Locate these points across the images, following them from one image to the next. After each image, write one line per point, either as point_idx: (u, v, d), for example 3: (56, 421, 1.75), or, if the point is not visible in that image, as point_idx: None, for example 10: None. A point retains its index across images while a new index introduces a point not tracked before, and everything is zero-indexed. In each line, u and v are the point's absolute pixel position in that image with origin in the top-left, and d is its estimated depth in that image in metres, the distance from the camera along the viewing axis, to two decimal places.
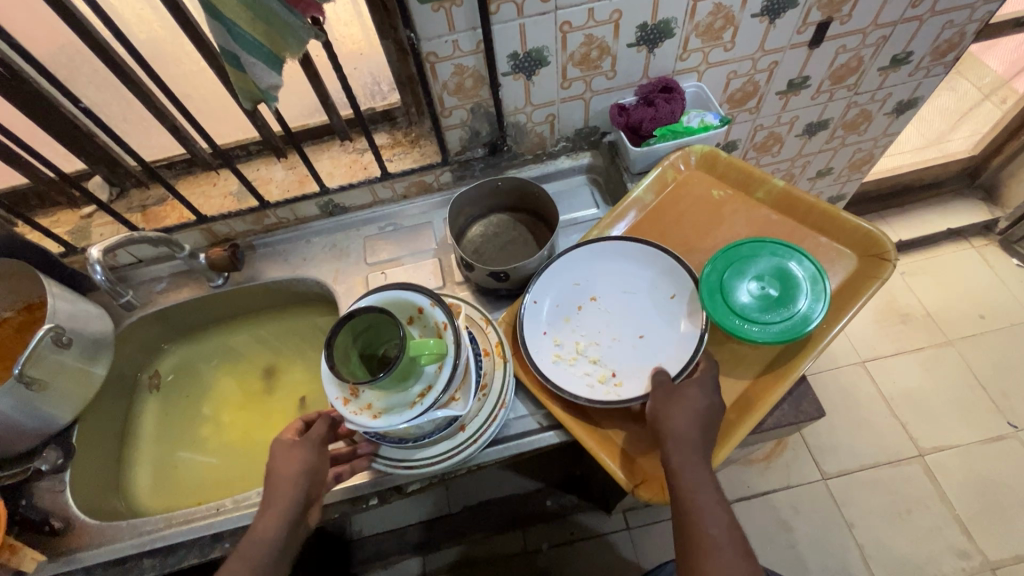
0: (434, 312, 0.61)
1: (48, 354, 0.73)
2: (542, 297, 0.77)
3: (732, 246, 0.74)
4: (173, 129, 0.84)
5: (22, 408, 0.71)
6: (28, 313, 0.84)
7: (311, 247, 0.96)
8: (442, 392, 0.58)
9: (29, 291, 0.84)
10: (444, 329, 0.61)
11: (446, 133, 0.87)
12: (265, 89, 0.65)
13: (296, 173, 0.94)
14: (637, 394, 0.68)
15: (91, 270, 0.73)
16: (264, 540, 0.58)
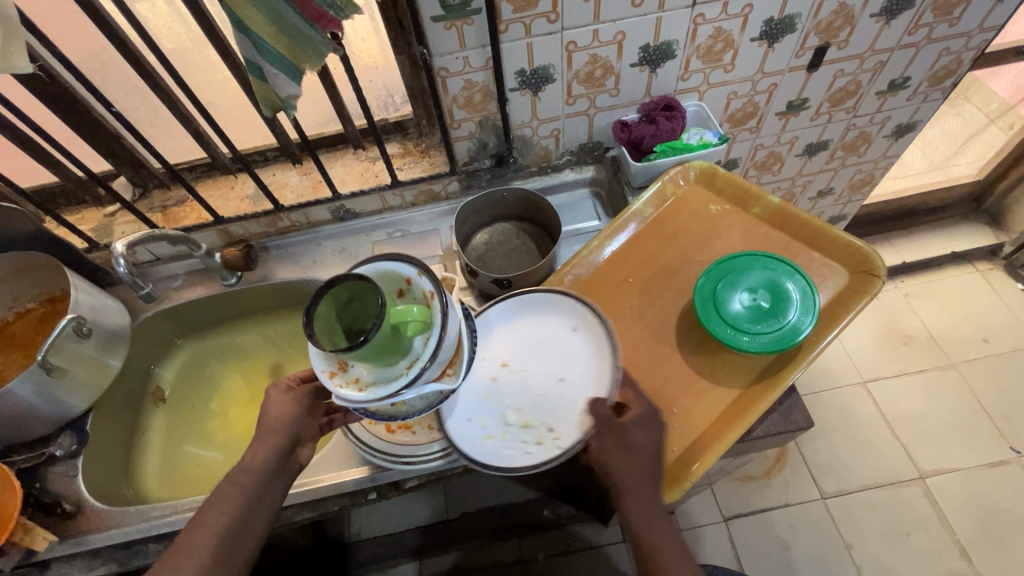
0: (422, 281, 0.56)
1: (68, 343, 0.76)
2: None
3: (726, 259, 0.76)
4: (196, 134, 0.89)
5: (41, 394, 0.74)
6: (49, 305, 0.90)
7: (321, 251, 0.99)
8: (427, 366, 0.54)
9: (48, 283, 0.89)
10: (433, 299, 0.56)
11: (454, 144, 0.91)
12: (285, 98, 0.69)
13: (310, 179, 0.98)
14: (580, 435, 0.65)
15: (115, 262, 0.78)
16: (253, 467, 0.61)
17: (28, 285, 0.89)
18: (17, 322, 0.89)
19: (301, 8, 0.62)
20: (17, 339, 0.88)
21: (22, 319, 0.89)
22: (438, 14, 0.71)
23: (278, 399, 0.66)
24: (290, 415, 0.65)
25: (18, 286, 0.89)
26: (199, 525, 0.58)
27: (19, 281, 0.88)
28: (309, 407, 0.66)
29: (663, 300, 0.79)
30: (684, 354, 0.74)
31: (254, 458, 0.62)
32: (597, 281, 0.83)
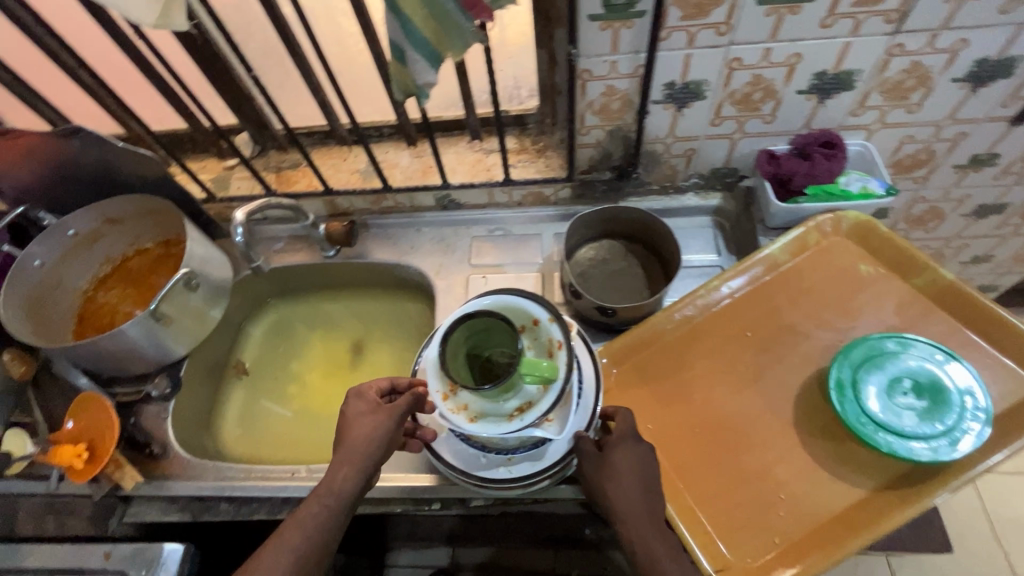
0: (552, 329, 0.61)
1: (179, 294, 0.79)
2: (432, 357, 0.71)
3: (889, 337, 0.66)
4: (322, 103, 0.88)
5: (147, 337, 0.78)
6: (168, 249, 0.96)
7: (420, 237, 0.97)
8: (541, 415, 0.59)
9: (168, 227, 0.95)
10: (557, 348, 0.60)
11: (577, 150, 0.85)
12: (421, 86, 0.65)
13: (421, 162, 0.96)
14: (533, 471, 0.65)
15: (234, 230, 0.80)
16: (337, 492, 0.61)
17: (149, 226, 0.95)
18: (135, 258, 0.96)
19: None
20: (134, 276, 0.95)
21: (140, 256, 0.96)
22: (598, 12, 0.64)
23: (363, 415, 0.63)
24: (376, 442, 0.62)
25: (139, 226, 0.94)
26: (281, 541, 0.59)
27: (141, 222, 0.94)
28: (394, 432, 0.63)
29: (786, 364, 0.70)
30: (803, 433, 0.65)
31: (338, 482, 0.61)
32: (710, 327, 0.75)
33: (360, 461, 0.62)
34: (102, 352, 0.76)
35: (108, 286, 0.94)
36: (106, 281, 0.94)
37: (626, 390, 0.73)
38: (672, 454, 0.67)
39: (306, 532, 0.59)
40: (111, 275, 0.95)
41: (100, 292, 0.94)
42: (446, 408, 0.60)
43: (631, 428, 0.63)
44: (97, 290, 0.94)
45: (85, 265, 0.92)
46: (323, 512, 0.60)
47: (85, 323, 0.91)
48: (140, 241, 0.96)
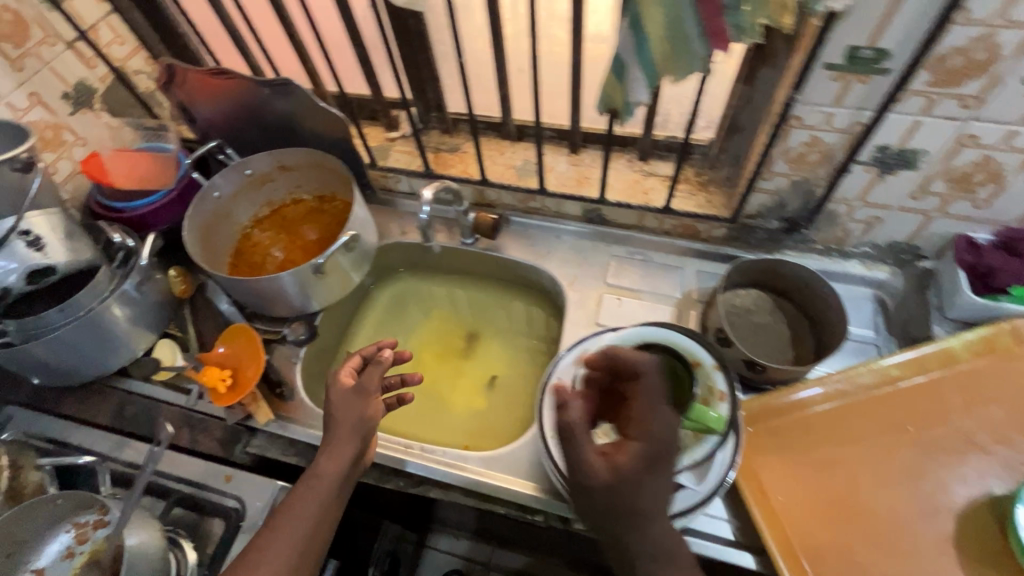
0: (717, 379, 0.60)
1: (338, 254, 0.83)
2: (565, 372, 0.73)
3: None
4: (502, 97, 0.89)
5: (300, 286, 0.82)
6: (324, 206, 1.01)
7: (558, 243, 0.96)
8: (693, 463, 0.57)
9: (327, 184, 0.99)
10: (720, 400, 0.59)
11: (751, 194, 0.81)
12: (631, 104, 0.65)
13: (577, 171, 0.95)
14: None
15: (419, 207, 0.81)
16: (327, 478, 0.62)
17: (309, 178, 0.99)
18: (292, 207, 1.01)
19: (704, 21, 0.56)
20: (287, 222, 1.00)
21: (297, 206, 1.01)
22: (837, 62, 0.61)
23: (344, 400, 0.66)
24: (354, 419, 0.65)
25: (302, 178, 0.99)
26: (273, 535, 0.60)
27: (306, 175, 0.98)
28: (369, 405, 0.66)
29: (950, 471, 0.65)
30: (959, 551, 0.60)
31: (323, 470, 0.63)
32: (864, 410, 0.70)
33: (348, 439, 0.64)
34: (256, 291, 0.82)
35: (264, 227, 1.00)
36: (263, 222, 1.00)
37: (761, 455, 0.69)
38: (805, 538, 0.63)
39: (303, 520, 0.61)
40: (268, 218, 1.01)
41: (256, 231, 1.00)
42: (592, 430, 0.61)
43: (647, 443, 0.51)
44: (254, 229, 1.00)
45: (249, 205, 0.99)
46: (317, 499, 0.62)
47: (240, 259, 0.98)
48: (298, 191, 1.01)
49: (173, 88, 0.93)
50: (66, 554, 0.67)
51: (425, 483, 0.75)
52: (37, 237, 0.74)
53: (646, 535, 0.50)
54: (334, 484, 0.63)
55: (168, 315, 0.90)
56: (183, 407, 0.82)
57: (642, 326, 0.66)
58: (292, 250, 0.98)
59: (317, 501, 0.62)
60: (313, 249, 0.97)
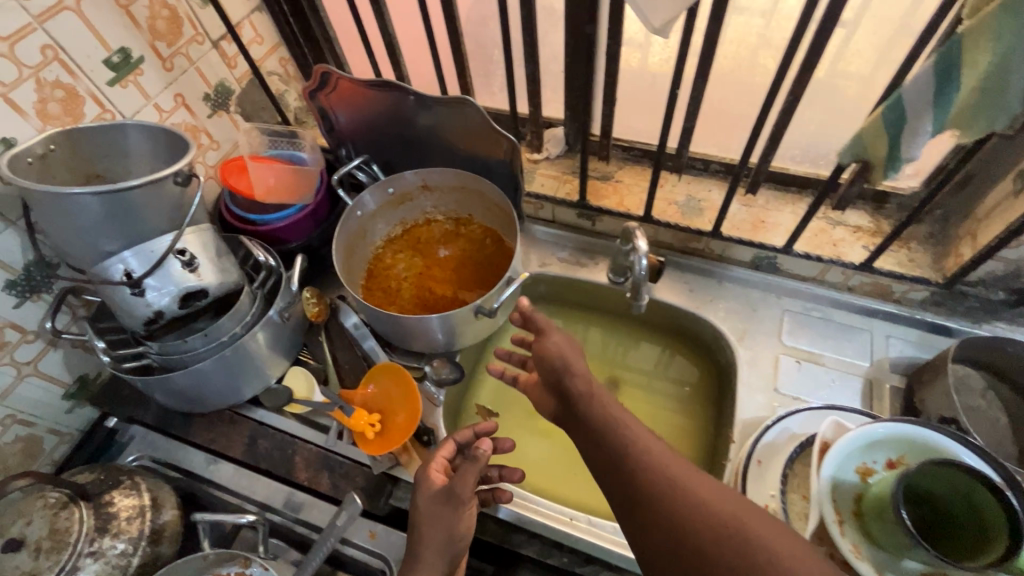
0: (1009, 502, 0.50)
1: (499, 292, 0.76)
2: (765, 454, 0.65)
3: None
4: (684, 129, 0.80)
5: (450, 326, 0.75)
6: (459, 229, 0.94)
7: (721, 290, 0.87)
8: None
9: (468, 207, 0.92)
10: None
11: (983, 261, 0.70)
12: (901, 158, 0.55)
13: (751, 213, 0.85)
14: None
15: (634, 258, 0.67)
16: None
17: (449, 199, 0.92)
18: (426, 227, 0.94)
19: None
20: (421, 245, 0.93)
21: (431, 226, 0.94)
22: None
23: (436, 509, 0.56)
24: (444, 539, 0.55)
25: (442, 199, 0.92)
26: None
27: (447, 197, 0.91)
28: (459, 515, 0.56)
29: None
30: None
31: None
32: None
33: (442, 541, 0.55)
34: (403, 326, 0.76)
35: (395, 247, 0.93)
36: (395, 242, 0.94)
37: None
38: None
39: None
40: (399, 237, 0.94)
41: (387, 251, 0.93)
42: (840, 542, 0.52)
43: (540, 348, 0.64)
44: (385, 249, 0.93)
45: (384, 224, 0.92)
46: None
47: (372, 281, 0.91)
48: (435, 212, 0.93)
49: (318, 96, 0.87)
50: None
51: (593, 561, 0.68)
52: (192, 257, 0.69)
53: (687, 486, 0.45)
54: None
55: (301, 339, 0.84)
56: (320, 446, 0.76)
57: (896, 421, 0.56)
58: (428, 276, 0.90)
59: None
60: (451, 276, 0.89)
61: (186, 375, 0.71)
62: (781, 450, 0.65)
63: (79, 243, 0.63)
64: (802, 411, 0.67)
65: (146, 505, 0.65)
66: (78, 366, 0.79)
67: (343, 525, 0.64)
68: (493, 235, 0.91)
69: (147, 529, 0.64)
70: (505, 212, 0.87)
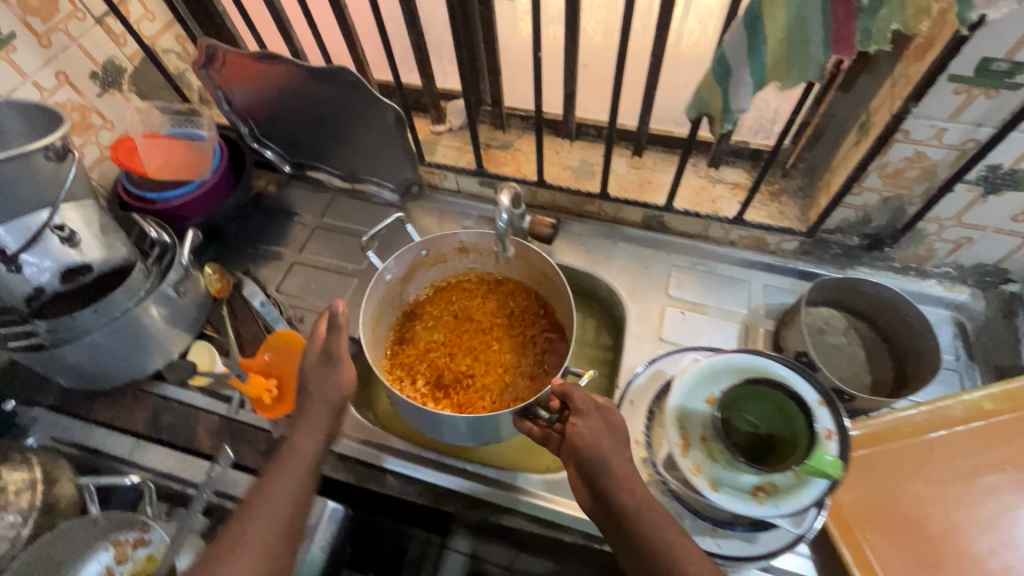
0: (822, 415, 0.55)
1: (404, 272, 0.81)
2: (637, 396, 0.69)
3: None
4: (567, 93, 0.83)
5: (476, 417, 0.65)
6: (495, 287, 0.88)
7: (616, 250, 0.91)
8: (798, 507, 0.53)
9: (505, 268, 0.87)
10: (828, 438, 0.55)
11: (835, 209, 0.76)
12: (732, 111, 0.60)
13: (639, 174, 0.90)
14: (744, 553, 0.60)
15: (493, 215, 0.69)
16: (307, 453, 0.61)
17: (485, 261, 0.87)
18: (456, 287, 0.89)
19: (832, 25, 0.51)
20: (450, 307, 0.87)
21: (462, 285, 0.89)
22: (964, 74, 0.56)
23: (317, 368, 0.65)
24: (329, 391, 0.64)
25: (477, 259, 0.86)
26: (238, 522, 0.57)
27: (482, 257, 0.86)
28: (345, 374, 0.65)
29: None
30: None
31: (297, 442, 0.62)
32: (949, 437, 0.68)
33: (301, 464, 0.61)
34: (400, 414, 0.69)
35: (425, 313, 0.87)
36: (424, 306, 0.88)
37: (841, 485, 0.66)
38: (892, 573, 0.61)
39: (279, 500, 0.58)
40: (429, 299, 0.88)
41: (416, 317, 0.87)
42: (684, 464, 0.56)
43: (588, 404, 0.61)
44: (411, 315, 0.87)
45: (411, 285, 0.86)
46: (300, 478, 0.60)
47: (399, 356, 0.83)
48: (470, 272, 0.89)
49: (208, 71, 0.86)
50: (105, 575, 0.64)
51: (485, 504, 0.72)
52: (72, 233, 0.69)
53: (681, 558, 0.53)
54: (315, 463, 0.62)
55: (205, 314, 0.85)
56: (223, 416, 0.77)
57: (737, 353, 0.61)
58: (462, 346, 0.83)
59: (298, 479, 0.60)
60: (492, 348, 0.83)
61: (75, 351, 0.71)
62: (650, 389, 0.69)
63: None
64: (668, 353, 0.71)
65: (37, 478, 0.66)
66: None
67: (220, 477, 0.71)
68: (538, 299, 0.86)
69: (38, 501, 0.65)
70: (550, 277, 0.81)
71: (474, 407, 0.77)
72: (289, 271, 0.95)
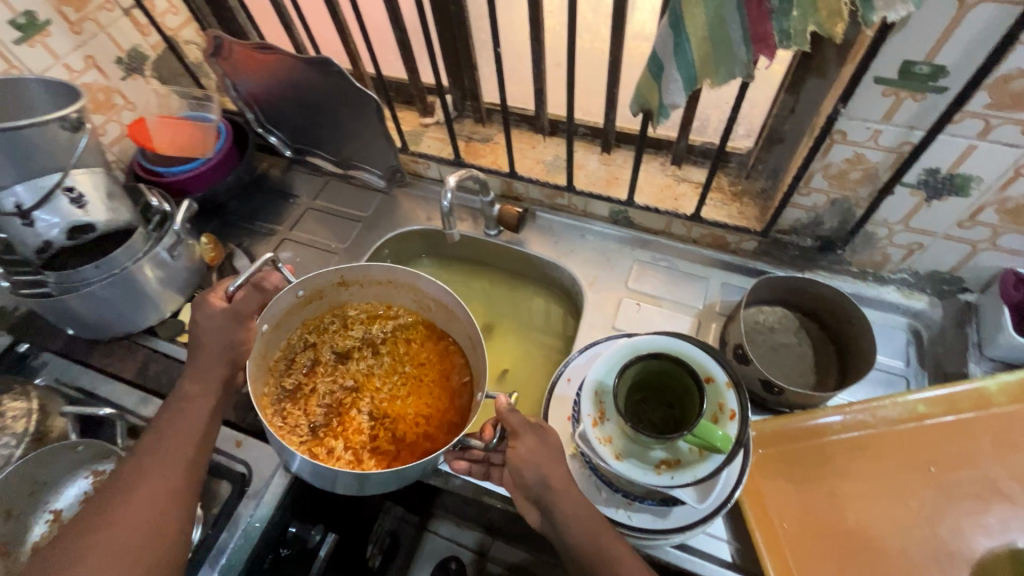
0: (729, 396, 0.58)
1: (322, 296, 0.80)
2: (574, 374, 0.73)
3: None
4: (538, 90, 0.88)
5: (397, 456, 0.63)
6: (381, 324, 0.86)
7: (582, 242, 0.95)
8: (693, 480, 0.56)
9: (389, 296, 0.85)
10: (730, 418, 0.57)
11: (787, 209, 0.78)
12: (665, 106, 0.63)
13: (608, 170, 0.93)
14: (653, 527, 0.62)
15: (442, 195, 0.80)
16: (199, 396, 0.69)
17: (363, 291, 0.84)
18: (332, 324, 0.84)
19: (749, 25, 0.54)
20: (331, 346, 0.83)
21: (339, 321, 0.85)
22: (889, 76, 0.58)
23: (219, 322, 0.72)
24: (224, 341, 0.72)
25: (359, 292, 0.84)
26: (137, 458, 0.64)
27: (367, 289, 0.84)
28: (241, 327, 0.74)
29: (975, 520, 0.63)
30: None
31: (192, 389, 0.69)
32: (879, 437, 0.69)
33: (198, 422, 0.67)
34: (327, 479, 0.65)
35: (304, 369, 0.80)
36: (298, 345, 0.82)
37: (765, 475, 0.68)
38: (805, 563, 0.62)
39: (174, 433, 0.66)
40: (303, 338, 0.82)
41: (295, 373, 0.79)
42: (592, 432, 0.59)
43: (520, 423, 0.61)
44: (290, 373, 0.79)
45: (284, 330, 0.80)
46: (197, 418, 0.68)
47: (291, 407, 0.76)
48: (346, 304, 0.85)
49: (218, 59, 0.95)
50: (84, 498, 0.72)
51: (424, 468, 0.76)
52: (80, 195, 0.78)
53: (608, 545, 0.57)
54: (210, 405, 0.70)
55: (197, 279, 0.93)
56: None
57: (660, 335, 0.64)
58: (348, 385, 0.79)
59: (193, 417, 0.68)
60: (385, 384, 0.80)
61: (76, 300, 0.80)
62: (587, 369, 0.73)
63: None
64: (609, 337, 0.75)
65: (32, 408, 0.74)
66: None
67: None
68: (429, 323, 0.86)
69: (31, 428, 0.73)
70: (443, 303, 0.81)
71: (403, 460, 0.72)
72: (279, 246, 1.02)
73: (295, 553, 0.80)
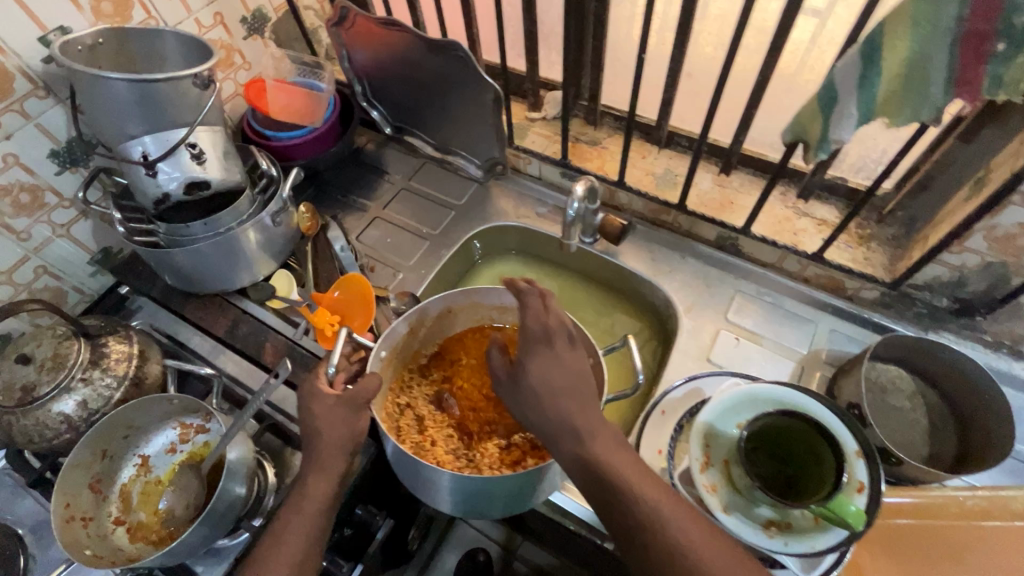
0: (859, 468, 0.53)
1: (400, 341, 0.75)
2: (669, 407, 0.70)
3: None
4: (665, 100, 0.83)
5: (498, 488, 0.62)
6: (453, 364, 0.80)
7: (682, 264, 0.90)
8: (810, 552, 0.51)
9: (451, 329, 0.80)
10: (859, 491, 0.52)
11: (928, 264, 0.72)
12: (830, 139, 0.58)
13: (722, 193, 0.88)
14: None
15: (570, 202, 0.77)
16: (315, 499, 0.58)
17: (426, 334, 0.78)
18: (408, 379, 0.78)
19: (956, 65, 0.49)
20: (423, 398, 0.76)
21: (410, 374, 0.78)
22: None
23: (333, 406, 0.61)
24: (342, 430, 0.61)
25: (422, 337, 0.78)
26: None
27: (430, 329, 0.78)
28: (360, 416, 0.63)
29: None
30: None
31: (309, 489, 0.59)
32: (999, 531, 0.63)
33: (313, 523, 0.58)
34: (429, 482, 0.65)
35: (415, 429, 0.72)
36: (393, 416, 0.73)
37: (863, 548, 0.63)
38: None
39: (286, 541, 0.56)
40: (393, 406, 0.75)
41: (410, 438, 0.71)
42: (699, 479, 0.56)
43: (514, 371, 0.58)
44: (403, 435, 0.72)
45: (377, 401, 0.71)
46: (314, 525, 0.58)
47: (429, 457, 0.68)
48: (413, 357, 0.79)
49: (338, 29, 0.94)
50: (170, 449, 0.75)
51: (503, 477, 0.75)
52: (200, 152, 0.79)
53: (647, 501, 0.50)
54: (325, 509, 0.59)
55: (291, 247, 0.94)
56: (288, 338, 0.86)
57: (783, 386, 0.59)
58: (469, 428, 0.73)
59: (309, 523, 0.57)
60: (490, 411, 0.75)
61: (182, 254, 0.81)
62: (684, 404, 0.70)
63: (110, 124, 0.73)
64: (714, 373, 0.71)
65: (134, 354, 0.76)
66: (102, 238, 0.92)
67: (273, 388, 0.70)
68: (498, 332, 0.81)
69: (131, 372, 0.75)
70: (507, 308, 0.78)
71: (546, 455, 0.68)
72: (370, 224, 1.02)
73: (357, 535, 0.81)
